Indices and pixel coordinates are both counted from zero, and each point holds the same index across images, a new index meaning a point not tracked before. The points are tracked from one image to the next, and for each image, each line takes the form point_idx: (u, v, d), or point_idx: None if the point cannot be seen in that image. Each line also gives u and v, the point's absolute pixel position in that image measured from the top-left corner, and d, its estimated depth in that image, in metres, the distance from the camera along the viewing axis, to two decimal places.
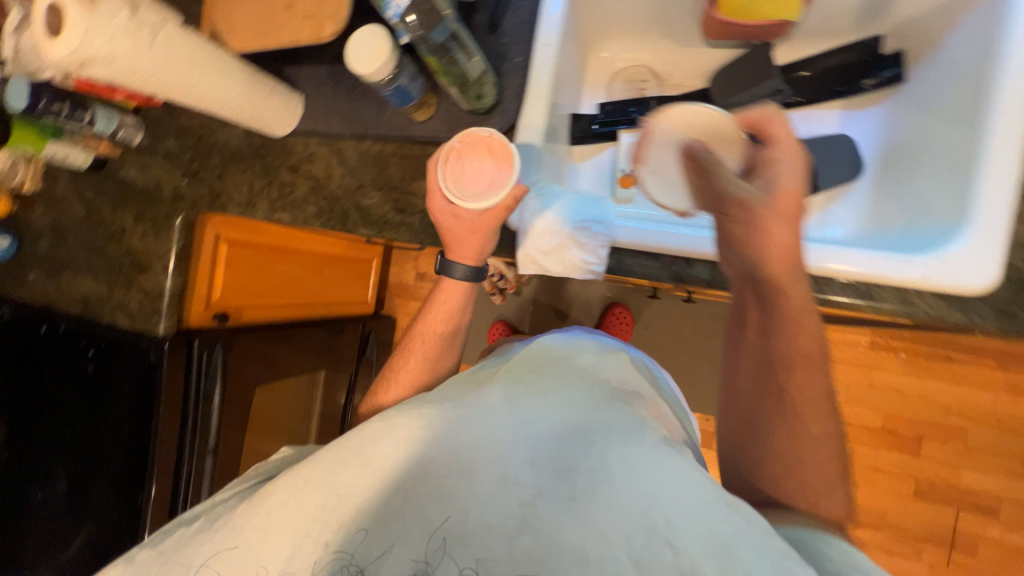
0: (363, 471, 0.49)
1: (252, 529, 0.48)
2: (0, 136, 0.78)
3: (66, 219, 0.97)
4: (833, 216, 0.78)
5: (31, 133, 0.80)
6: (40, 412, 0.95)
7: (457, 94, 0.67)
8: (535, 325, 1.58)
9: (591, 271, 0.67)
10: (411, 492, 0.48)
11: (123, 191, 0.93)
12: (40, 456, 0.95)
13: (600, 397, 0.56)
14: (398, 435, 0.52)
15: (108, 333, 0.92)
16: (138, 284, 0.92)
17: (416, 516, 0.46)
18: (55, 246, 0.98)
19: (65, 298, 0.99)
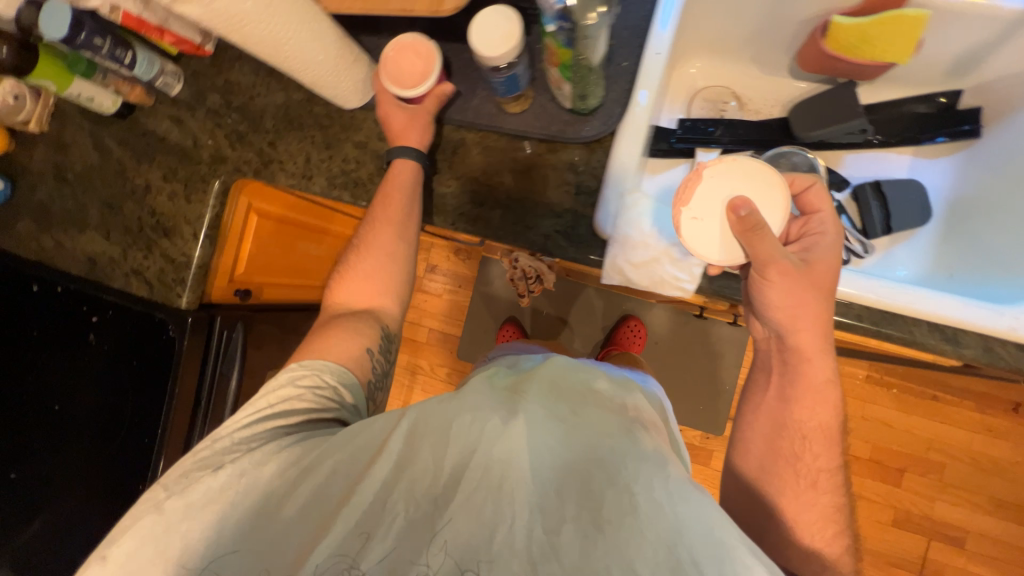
0: (371, 490, 0.50)
1: (281, 520, 0.52)
2: (22, 65, 0.70)
3: (74, 166, 0.85)
4: (896, 258, 0.81)
5: (56, 65, 0.72)
6: (20, 383, 0.83)
7: (565, 91, 0.64)
8: (547, 329, 1.55)
9: (681, 289, 0.66)
10: (433, 510, 0.49)
11: (150, 144, 0.83)
12: (13, 435, 0.83)
13: (627, 421, 0.54)
14: (412, 452, 0.52)
15: (119, 301, 0.82)
16: (161, 250, 0.83)
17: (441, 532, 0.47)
18: (55, 194, 0.86)
19: (67, 256, 0.86)
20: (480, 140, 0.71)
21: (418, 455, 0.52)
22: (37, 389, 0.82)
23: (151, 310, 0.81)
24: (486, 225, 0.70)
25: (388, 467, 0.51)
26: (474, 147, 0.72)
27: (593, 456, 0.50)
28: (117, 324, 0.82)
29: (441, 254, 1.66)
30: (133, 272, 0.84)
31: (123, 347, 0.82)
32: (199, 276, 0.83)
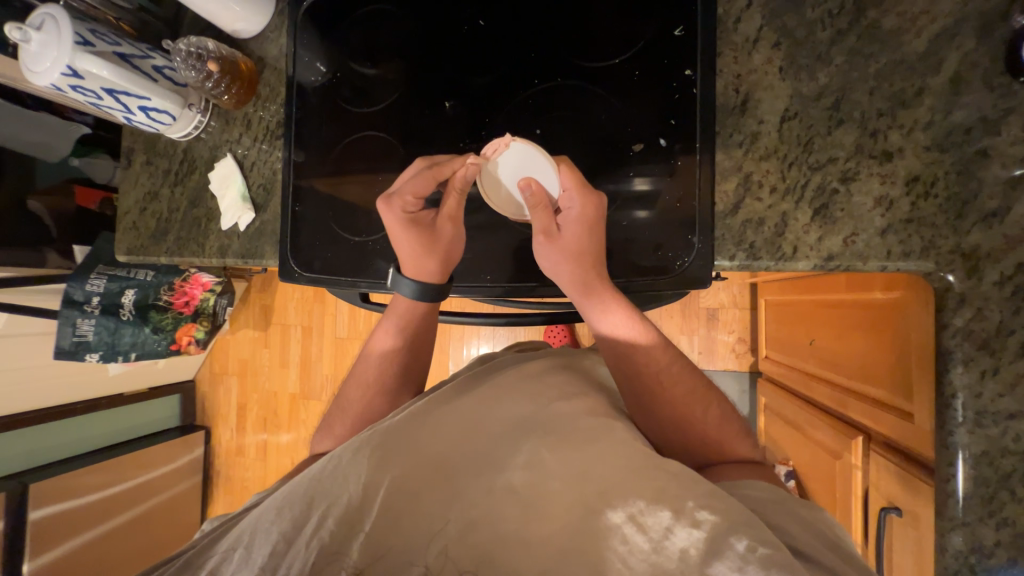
0: (352, 490, 0.48)
1: (324, 480, 0.50)
2: (924, 28, 0.47)
3: (901, 184, 0.47)
4: None
5: (933, 161, 0.46)
6: (572, 82, 0.58)
7: None
8: (565, 337, 1.38)
9: None
10: (395, 513, 0.47)
11: (915, 152, 0.46)
12: (534, 78, 0.59)
13: (535, 409, 0.56)
14: (342, 461, 0.51)
15: (701, 107, 0.53)
16: (758, 238, 0.51)
17: (402, 520, 0.47)
18: (924, 167, 0.46)
19: (699, 117, 0.53)
20: (889, 219, 0.47)
21: (388, 457, 0.50)
22: (469, 66, 0.62)
23: (628, 216, 0.56)
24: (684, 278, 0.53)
25: (326, 488, 0.49)
26: (887, 232, 0.47)
27: (524, 433, 0.53)
28: (690, 140, 0.53)
29: (741, 302, 1.20)
30: (902, 178, 0.47)
31: (647, 171, 0.55)
32: (708, 249, 0.52)
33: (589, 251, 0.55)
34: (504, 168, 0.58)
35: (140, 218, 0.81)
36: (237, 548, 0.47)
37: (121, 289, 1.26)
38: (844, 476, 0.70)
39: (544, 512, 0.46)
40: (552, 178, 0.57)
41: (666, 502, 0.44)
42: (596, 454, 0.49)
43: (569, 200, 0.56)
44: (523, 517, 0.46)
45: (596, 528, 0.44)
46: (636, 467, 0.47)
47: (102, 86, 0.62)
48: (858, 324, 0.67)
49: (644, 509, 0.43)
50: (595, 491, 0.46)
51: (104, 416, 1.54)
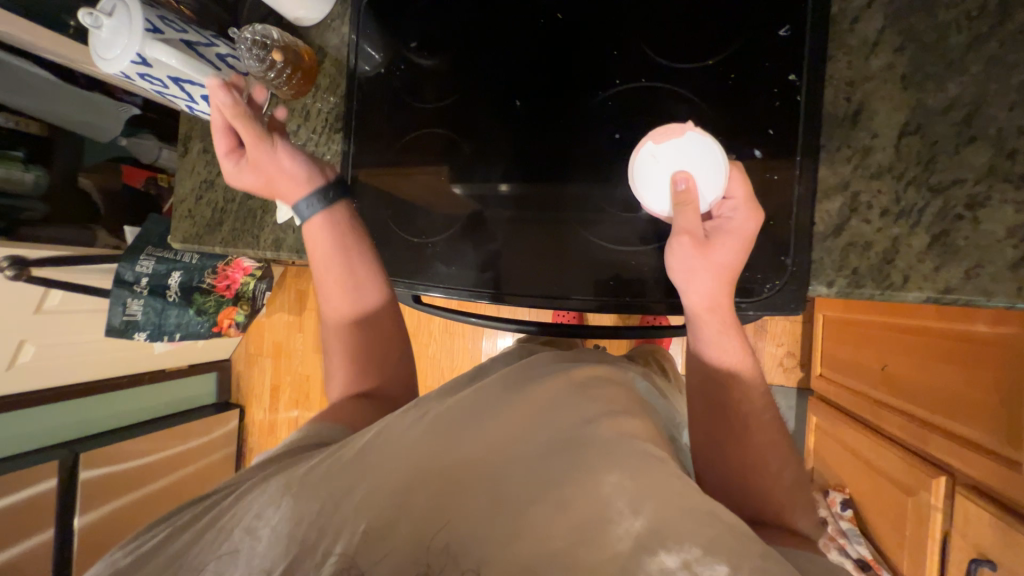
0: (393, 475, 0.43)
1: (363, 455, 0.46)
2: None
3: None
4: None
5: None
6: (657, 84, 0.54)
7: None
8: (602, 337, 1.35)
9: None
10: (433, 509, 0.41)
11: None
12: (614, 78, 0.55)
13: (589, 416, 0.49)
14: (385, 438, 0.47)
15: (804, 118, 0.48)
16: (861, 264, 0.46)
17: (435, 517, 0.40)
18: None
19: (801, 128, 0.48)
20: (1022, 253, 0.42)
21: (433, 449, 0.45)
22: (543, 62, 0.58)
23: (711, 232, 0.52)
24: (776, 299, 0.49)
25: (369, 465, 0.44)
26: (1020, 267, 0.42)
27: (578, 442, 0.45)
28: (789, 153, 0.49)
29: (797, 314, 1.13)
30: None
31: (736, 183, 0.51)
32: (802, 272, 0.48)
33: (724, 264, 0.49)
34: (666, 154, 0.50)
35: (195, 206, 0.81)
36: (267, 511, 0.43)
37: (168, 270, 1.28)
38: (918, 515, 0.65)
39: (592, 537, 0.38)
40: (718, 181, 0.48)
41: (728, 558, 0.36)
42: (659, 484, 0.41)
43: (732, 210, 0.48)
44: (569, 540, 0.38)
45: (649, 569, 0.36)
46: (693, 511, 0.40)
47: (169, 75, 0.60)
48: (948, 355, 0.61)
49: (701, 560, 0.36)
50: (651, 524, 0.38)
51: (144, 390, 1.59)
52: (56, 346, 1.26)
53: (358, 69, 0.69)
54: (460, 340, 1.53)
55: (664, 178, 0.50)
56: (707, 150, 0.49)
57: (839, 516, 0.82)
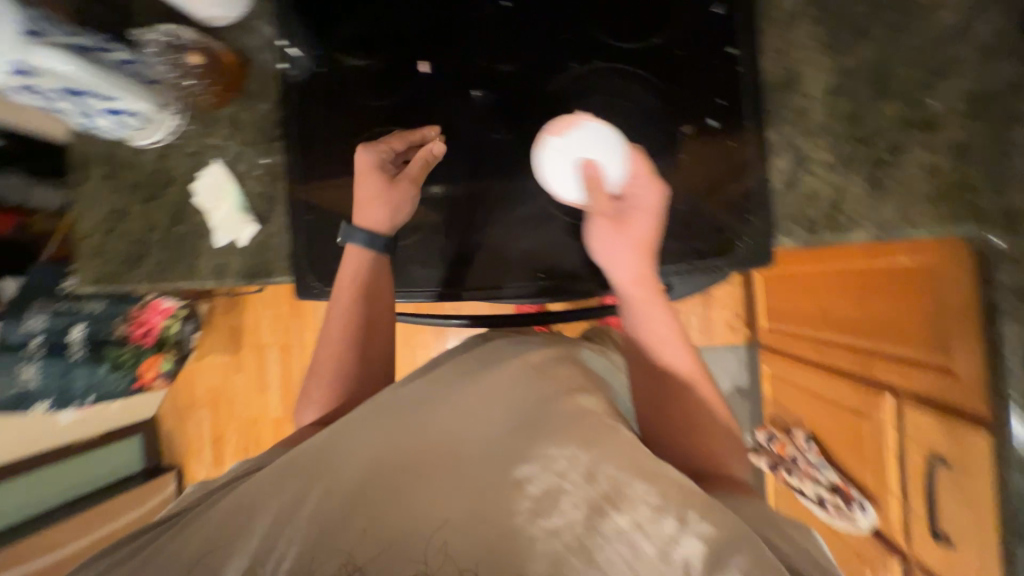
0: (354, 473, 0.47)
1: (329, 459, 0.48)
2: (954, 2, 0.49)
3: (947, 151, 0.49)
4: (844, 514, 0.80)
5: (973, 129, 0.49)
6: (614, 65, 0.55)
7: None
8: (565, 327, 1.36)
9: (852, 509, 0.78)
10: (394, 501, 0.45)
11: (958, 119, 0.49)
12: (572, 62, 0.56)
13: (545, 399, 0.54)
14: (345, 440, 0.49)
15: (751, 87, 0.52)
16: (815, 212, 0.52)
17: (402, 508, 0.45)
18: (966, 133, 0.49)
19: (750, 96, 0.52)
20: (939, 187, 0.49)
21: (394, 446, 0.49)
22: (497, 51, 0.58)
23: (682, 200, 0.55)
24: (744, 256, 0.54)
25: (330, 466, 0.48)
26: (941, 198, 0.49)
27: (535, 425, 0.50)
28: (742, 120, 0.53)
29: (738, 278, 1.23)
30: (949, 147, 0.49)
31: (700, 153, 0.54)
32: (769, 227, 0.52)
33: (641, 239, 0.53)
34: (570, 144, 0.52)
35: (105, 241, 0.69)
36: (226, 527, 0.45)
37: (68, 323, 1.09)
38: (874, 433, 0.74)
39: (544, 507, 0.44)
40: (620, 163, 0.52)
41: (669, 507, 0.43)
42: (611, 450, 0.47)
43: (634, 189, 0.53)
44: (527, 512, 0.43)
45: (603, 528, 0.42)
46: (642, 470, 0.45)
47: (63, 86, 0.51)
48: (878, 289, 0.70)
49: (649, 517, 0.42)
50: (602, 489, 0.44)
51: (48, 471, 1.34)
52: None
53: (285, 74, 0.64)
54: (420, 352, 1.47)
55: (571, 166, 0.53)
56: (602, 138, 0.53)
57: (806, 450, 0.91)
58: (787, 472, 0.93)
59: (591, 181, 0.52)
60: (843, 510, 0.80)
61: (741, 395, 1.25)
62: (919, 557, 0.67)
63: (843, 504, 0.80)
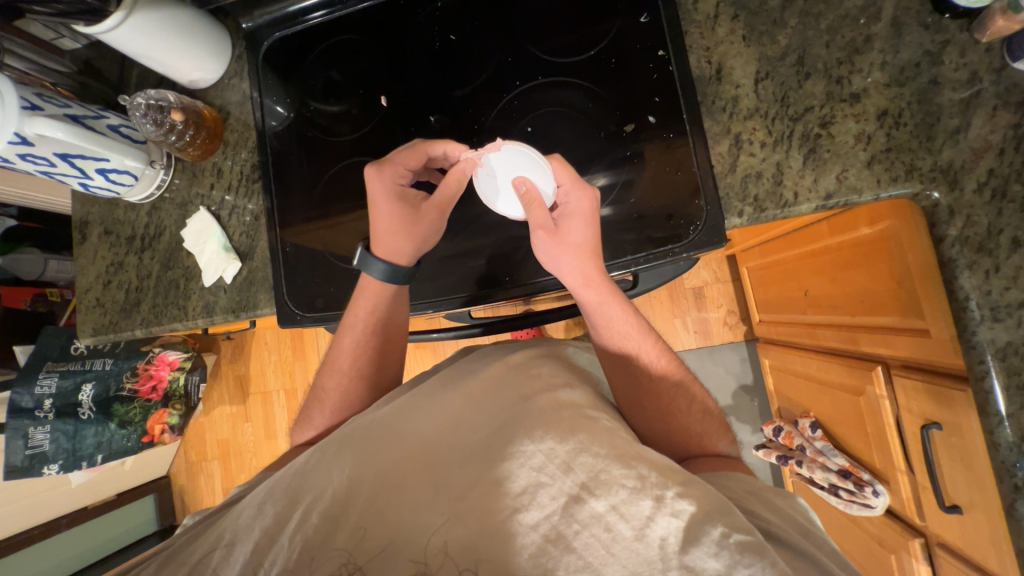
0: (331, 486, 0.39)
1: (310, 475, 0.41)
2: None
3: (874, 117, 0.51)
4: (859, 498, 0.76)
5: (896, 93, 0.51)
6: (557, 81, 0.60)
7: None
8: None
9: (865, 494, 0.74)
10: (369, 510, 0.37)
11: (879, 86, 0.51)
12: (518, 80, 0.61)
13: (525, 394, 0.45)
14: (326, 455, 0.42)
15: (681, 83, 0.56)
16: (759, 188, 0.54)
17: (385, 517, 0.37)
18: (890, 95, 0.51)
19: (683, 90, 0.56)
20: (873, 149, 0.51)
21: (368, 453, 0.41)
22: (448, 80, 0.63)
23: (634, 192, 0.58)
24: (701, 236, 0.54)
25: (308, 481, 0.41)
26: (878, 159, 0.51)
27: (511, 420, 0.41)
28: (679, 113, 0.56)
29: (729, 276, 1.23)
30: (876, 114, 0.51)
31: (645, 148, 0.57)
32: (719, 206, 0.55)
33: (582, 242, 0.55)
34: (493, 169, 0.57)
35: (105, 293, 0.74)
36: (216, 549, 0.39)
37: (77, 385, 1.15)
38: (871, 408, 0.72)
39: (520, 504, 0.35)
40: (545, 176, 0.56)
41: (647, 487, 0.35)
42: (591, 439, 0.38)
43: (566, 197, 0.55)
44: (505, 509, 0.35)
45: (579, 515, 0.34)
46: (619, 454, 0.37)
47: (55, 150, 0.57)
48: (850, 262, 0.71)
49: (626, 499, 0.34)
50: (579, 479, 0.35)
51: (63, 538, 1.34)
52: None
53: (265, 124, 0.68)
54: None
55: (502, 188, 0.57)
56: (527, 157, 0.56)
57: (813, 438, 0.89)
58: (796, 464, 0.88)
59: (524, 199, 0.55)
60: (856, 495, 0.76)
61: (747, 392, 1.23)
62: (935, 533, 0.65)
63: (856, 488, 0.76)
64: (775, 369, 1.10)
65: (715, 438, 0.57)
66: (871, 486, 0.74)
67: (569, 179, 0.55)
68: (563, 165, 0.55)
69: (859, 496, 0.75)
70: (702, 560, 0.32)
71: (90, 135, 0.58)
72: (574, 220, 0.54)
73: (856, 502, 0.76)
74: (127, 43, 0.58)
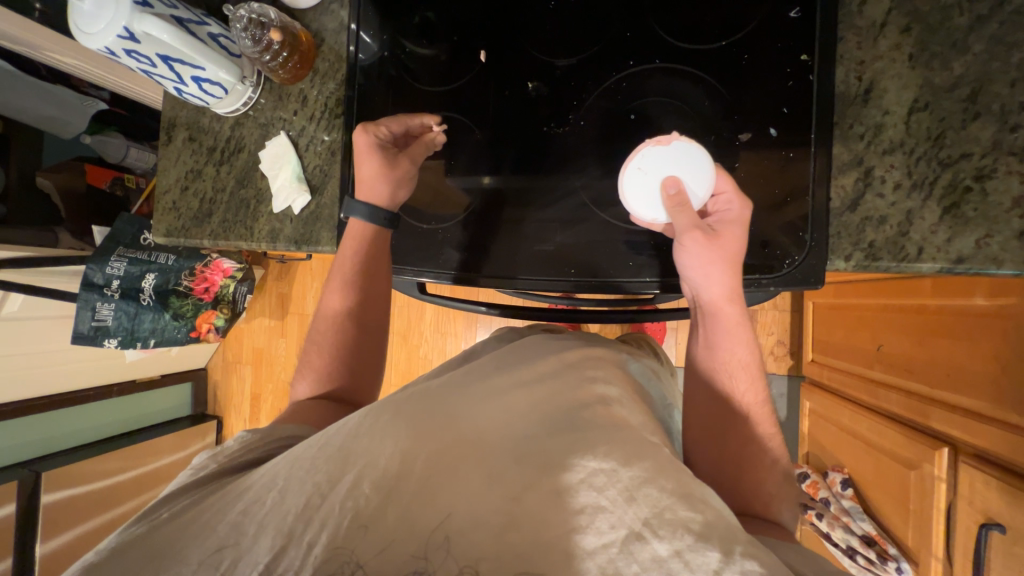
0: (383, 456, 0.38)
1: (360, 437, 0.40)
2: None
3: None
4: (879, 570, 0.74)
5: None
6: (675, 69, 0.54)
7: None
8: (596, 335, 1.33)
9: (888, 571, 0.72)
10: (423, 494, 0.36)
11: None
12: (631, 60, 0.55)
13: (579, 402, 0.43)
14: (379, 423, 0.41)
15: (818, 98, 0.49)
16: (880, 236, 0.48)
17: (439, 504, 0.35)
18: None
19: (818, 105, 0.49)
20: None
21: (421, 431, 0.40)
22: (555, 46, 0.58)
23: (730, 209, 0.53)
24: (800, 272, 0.50)
25: (358, 446, 0.39)
26: None
27: (569, 429, 0.39)
28: (806, 131, 0.50)
29: (790, 307, 1.15)
30: None
31: (755, 162, 0.51)
32: (829, 247, 0.49)
33: (736, 261, 0.51)
34: (651, 162, 0.51)
35: (181, 198, 0.76)
36: (258, 482, 0.39)
37: (142, 272, 1.23)
38: (922, 487, 0.67)
39: (576, 524, 0.33)
40: (704, 181, 0.51)
41: (714, 539, 0.32)
42: (657, 470, 0.36)
43: (727, 208, 0.51)
44: (560, 525, 0.33)
45: (638, 557, 0.31)
46: (685, 493, 0.34)
47: (159, 52, 0.57)
48: (946, 330, 0.64)
49: (691, 547, 0.31)
50: (642, 513, 0.33)
51: (113, 404, 1.49)
52: (13, 357, 1.17)
53: (357, 57, 0.66)
54: (452, 341, 1.36)
55: (653, 186, 0.51)
56: (689, 156, 0.51)
57: (841, 495, 0.84)
58: (815, 516, 0.85)
59: (676, 202, 0.50)
60: (876, 566, 0.74)
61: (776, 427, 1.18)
62: None
63: (878, 559, 0.74)
64: (816, 413, 1.04)
65: (778, 490, 0.51)
66: (898, 564, 0.71)
67: (732, 190, 0.51)
68: (727, 173, 0.51)
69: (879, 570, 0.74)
70: None
71: (192, 42, 0.58)
72: (734, 232, 0.50)
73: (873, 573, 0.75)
74: None
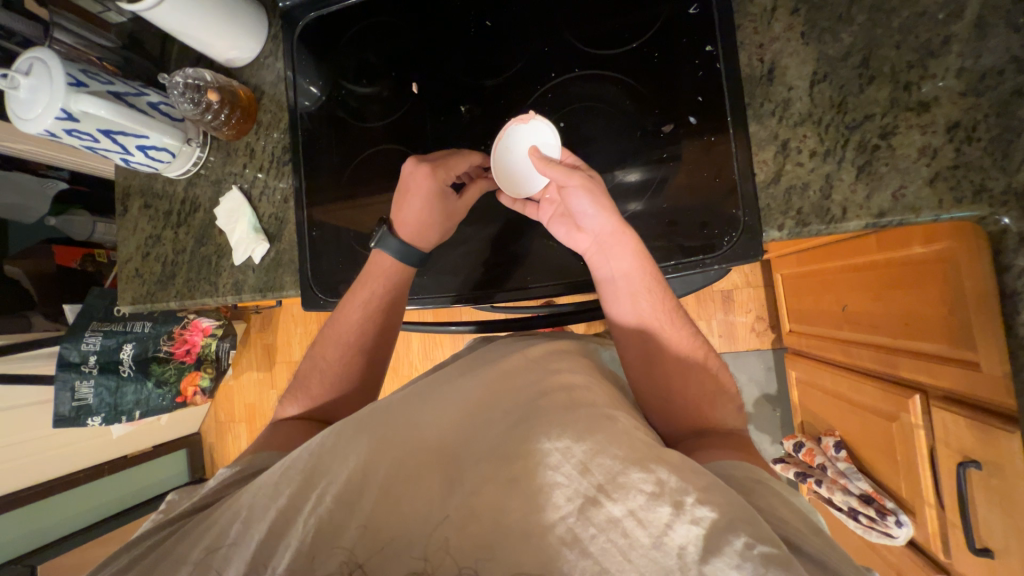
0: (347, 470, 0.38)
1: (324, 453, 0.41)
2: None
3: (946, 132, 0.46)
4: (879, 527, 0.73)
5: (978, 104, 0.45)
6: (595, 74, 0.57)
7: None
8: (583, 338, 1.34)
9: (888, 526, 0.71)
10: (386, 501, 0.37)
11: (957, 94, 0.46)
12: (553, 71, 0.58)
13: (538, 391, 0.44)
14: (345, 437, 0.41)
15: (728, 82, 0.52)
16: (807, 202, 0.50)
17: (403, 509, 0.36)
18: (969, 105, 0.45)
19: (729, 89, 0.52)
20: (944, 162, 0.46)
21: (379, 438, 0.40)
22: (482, 69, 0.61)
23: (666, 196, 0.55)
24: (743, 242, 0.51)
25: (324, 465, 0.40)
26: (951, 176, 0.45)
27: (528, 416, 0.40)
28: (721, 115, 0.52)
29: (763, 282, 1.17)
30: (952, 126, 0.46)
31: (682, 150, 0.54)
32: (765, 216, 0.52)
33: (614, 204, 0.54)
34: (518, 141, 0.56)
35: (143, 264, 0.77)
36: (232, 527, 0.39)
37: (119, 344, 1.22)
38: (903, 435, 0.69)
39: (536, 503, 0.34)
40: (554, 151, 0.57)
41: (666, 494, 0.33)
42: (609, 440, 0.37)
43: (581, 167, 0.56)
44: (519, 509, 0.34)
45: (595, 518, 0.33)
46: (638, 458, 0.35)
47: (99, 127, 0.58)
48: (897, 278, 0.66)
49: (644, 504, 0.33)
50: (596, 480, 0.34)
51: (105, 483, 1.46)
52: None
53: (297, 103, 0.68)
54: None
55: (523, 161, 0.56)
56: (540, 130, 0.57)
57: (836, 458, 0.85)
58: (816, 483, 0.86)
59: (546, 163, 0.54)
60: (877, 523, 0.73)
61: (770, 401, 1.19)
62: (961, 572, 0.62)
63: (877, 515, 0.73)
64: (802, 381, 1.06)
65: None
66: (898, 517, 0.71)
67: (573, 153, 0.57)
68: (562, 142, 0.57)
69: (880, 527, 0.73)
70: (722, 571, 0.30)
71: (131, 114, 0.60)
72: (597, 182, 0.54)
73: (875, 532, 0.74)
74: (169, 21, 0.58)
